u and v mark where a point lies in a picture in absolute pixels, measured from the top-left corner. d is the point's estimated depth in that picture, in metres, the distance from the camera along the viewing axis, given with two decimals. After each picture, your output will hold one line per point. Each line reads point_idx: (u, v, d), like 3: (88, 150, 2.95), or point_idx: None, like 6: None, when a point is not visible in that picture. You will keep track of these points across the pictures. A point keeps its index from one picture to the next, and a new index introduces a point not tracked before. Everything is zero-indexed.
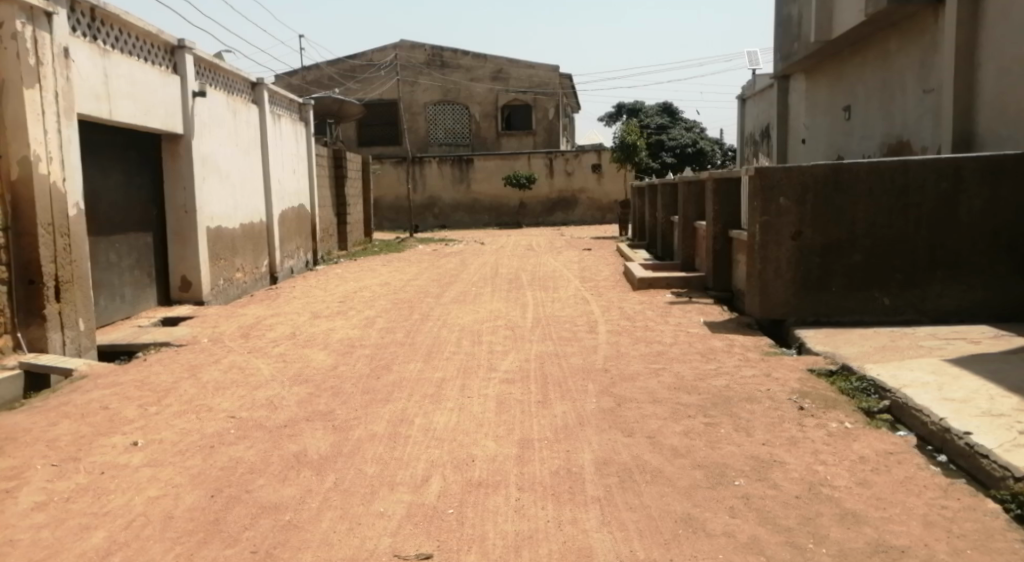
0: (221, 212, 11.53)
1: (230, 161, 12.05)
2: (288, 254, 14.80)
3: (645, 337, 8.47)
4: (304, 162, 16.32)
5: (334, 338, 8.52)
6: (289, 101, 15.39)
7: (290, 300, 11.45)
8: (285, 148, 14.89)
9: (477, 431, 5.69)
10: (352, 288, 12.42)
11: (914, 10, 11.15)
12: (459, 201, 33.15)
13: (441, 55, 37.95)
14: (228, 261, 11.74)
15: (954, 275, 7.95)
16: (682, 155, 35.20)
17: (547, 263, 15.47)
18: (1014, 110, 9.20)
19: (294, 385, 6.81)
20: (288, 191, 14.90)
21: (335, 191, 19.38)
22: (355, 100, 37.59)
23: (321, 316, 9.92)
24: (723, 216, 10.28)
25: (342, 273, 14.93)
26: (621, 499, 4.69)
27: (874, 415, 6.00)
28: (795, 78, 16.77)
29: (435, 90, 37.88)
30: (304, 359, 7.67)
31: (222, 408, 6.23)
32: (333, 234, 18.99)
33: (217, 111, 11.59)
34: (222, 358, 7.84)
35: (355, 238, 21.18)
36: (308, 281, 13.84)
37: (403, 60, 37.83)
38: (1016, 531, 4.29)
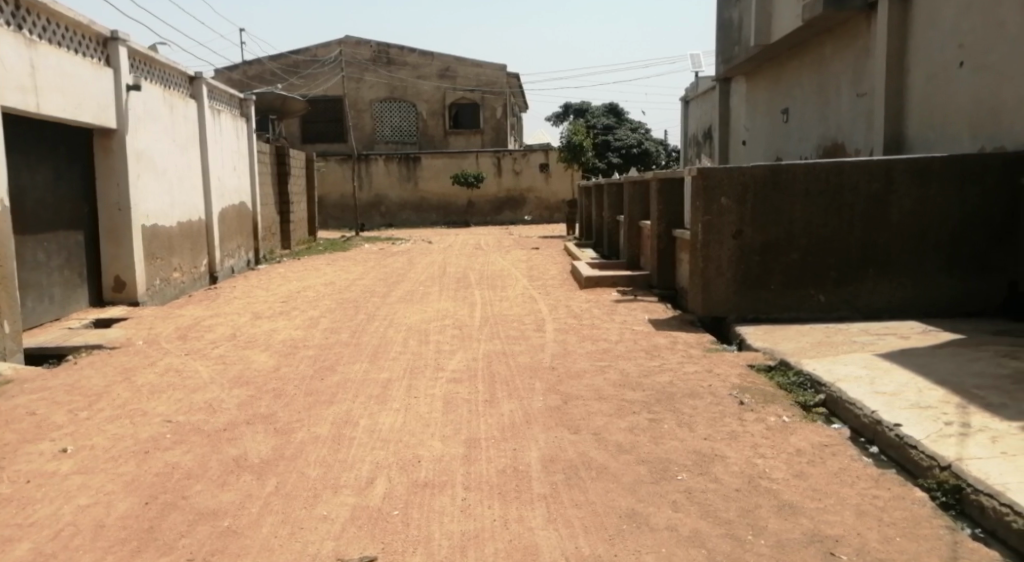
0: (157, 209, 11.33)
1: (167, 157, 11.84)
2: (228, 253, 14.58)
3: (591, 335, 8.57)
4: (245, 159, 16.09)
5: (276, 339, 8.46)
6: (230, 97, 15.16)
7: (230, 300, 11.32)
8: (225, 144, 14.66)
9: (424, 431, 5.72)
10: (295, 287, 12.31)
11: (847, 16, 11.46)
12: (405, 200, 33.01)
13: (387, 52, 37.74)
14: (165, 261, 11.54)
15: (885, 273, 8.23)
16: (628, 156, 35.54)
17: (495, 262, 15.55)
18: (942, 115, 9.55)
19: (234, 387, 6.76)
20: (228, 189, 14.68)
21: (278, 189, 19.16)
22: (299, 96, 37.23)
23: (262, 316, 9.83)
24: (668, 215, 10.47)
25: (285, 273, 14.79)
26: (567, 496, 4.77)
27: (810, 409, 6.19)
28: (736, 80, 17.09)
29: (381, 87, 37.68)
30: (245, 361, 7.61)
31: (157, 412, 6.15)
32: (276, 233, 18.77)
33: (153, 106, 11.37)
34: (158, 360, 7.74)
35: (299, 236, 20.97)
36: (250, 281, 13.68)
37: (348, 56, 37.57)
38: (942, 518, 4.48)
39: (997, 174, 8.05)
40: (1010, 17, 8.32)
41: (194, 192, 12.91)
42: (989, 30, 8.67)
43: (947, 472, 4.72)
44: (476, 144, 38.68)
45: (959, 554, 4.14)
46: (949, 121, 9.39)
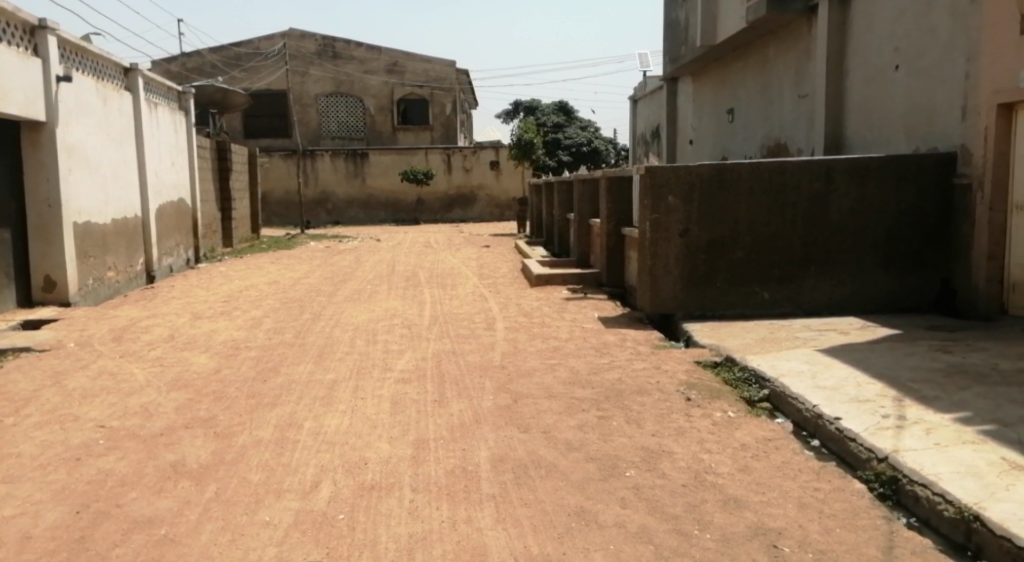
0: (90, 206, 11.06)
1: (100, 152, 11.56)
2: (166, 251, 14.30)
3: (541, 333, 8.59)
4: (184, 154, 15.80)
5: (217, 340, 8.32)
6: (168, 89, 14.84)
7: (168, 300, 11.10)
8: (162, 138, 14.36)
9: (371, 433, 5.68)
10: (237, 287, 12.12)
11: (790, 19, 11.66)
12: (353, 197, 32.73)
13: (332, 46, 37.45)
14: (98, 260, 11.27)
15: (827, 270, 8.41)
16: (578, 154, 35.70)
17: (444, 260, 15.49)
18: (880, 116, 9.78)
19: (173, 390, 6.63)
20: (165, 185, 14.40)
21: (219, 184, 18.82)
22: (241, 90, 36.70)
23: (202, 317, 9.66)
24: (617, 213, 10.55)
25: (226, 272, 14.56)
26: (516, 495, 4.77)
27: (755, 404, 6.29)
28: (683, 80, 17.28)
29: (327, 82, 37.36)
30: (184, 363, 7.47)
31: (90, 417, 6.01)
32: (217, 230, 18.47)
33: (86, 99, 11.08)
34: (91, 363, 7.55)
35: (242, 234, 20.67)
36: (191, 280, 13.43)
37: (292, 49, 37.14)
38: (879, 508, 4.58)
39: (931, 175, 8.29)
40: (941, 23, 8.55)
41: (129, 189, 12.63)
42: (922, 35, 8.89)
43: (885, 463, 4.83)
44: (425, 141, 38.42)
45: (896, 543, 4.24)
46: (887, 123, 9.62)
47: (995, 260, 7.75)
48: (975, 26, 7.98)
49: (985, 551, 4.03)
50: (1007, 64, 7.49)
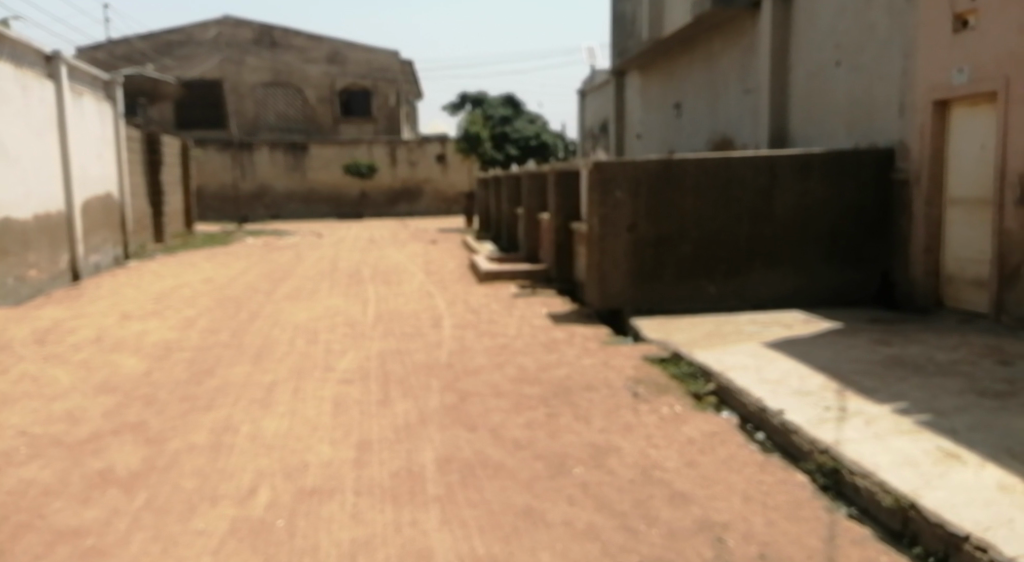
0: (9, 200, 10.69)
1: (20, 143, 11.15)
2: (93, 247, 13.89)
3: (489, 330, 8.52)
4: (111, 146, 15.36)
5: (147, 341, 8.09)
6: (94, 78, 14.37)
7: (96, 299, 10.75)
8: (88, 129, 13.94)
9: (312, 435, 5.56)
10: (169, 285, 11.83)
11: (733, 14, 11.75)
12: (292, 190, 32.12)
13: (270, 34, 36.82)
14: (19, 257, 10.90)
15: (771, 264, 8.47)
16: (526, 149, 35.46)
17: (390, 256, 15.32)
18: (822, 112, 9.91)
19: (100, 394, 6.42)
20: (91, 179, 13.98)
21: (149, 178, 18.33)
22: (174, 78, 35.83)
23: (132, 317, 9.38)
24: (565, 209, 10.52)
25: (158, 270, 14.20)
26: (462, 496, 4.70)
27: (701, 398, 6.30)
28: (630, 74, 17.32)
29: (264, 72, 36.43)
30: (112, 366, 7.24)
31: (11, 425, 5.77)
32: (147, 226, 18.02)
33: (3, 86, 10.63)
34: (11, 367, 7.27)
35: (174, 230, 20.20)
36: (120, 278, 13.06)
37: (228, 37, 36.36)
38: (821, 500, 4.61)
39: (871, 170, 8.42)
40: (879, 20, 8.69)
41: (51, 182, 12.21)
42: (861, 31, 9.02)
43: (826, 455, 4.87)
44: (368, 132, 38.19)
45: (836, 533, 4.25)
46: (829, 119, 9.75)
47: (932, 254, 7.89)
48: (911, 24, 8.12)
49: (921, 537, 4.06)
50: (944, 60, 7.61)
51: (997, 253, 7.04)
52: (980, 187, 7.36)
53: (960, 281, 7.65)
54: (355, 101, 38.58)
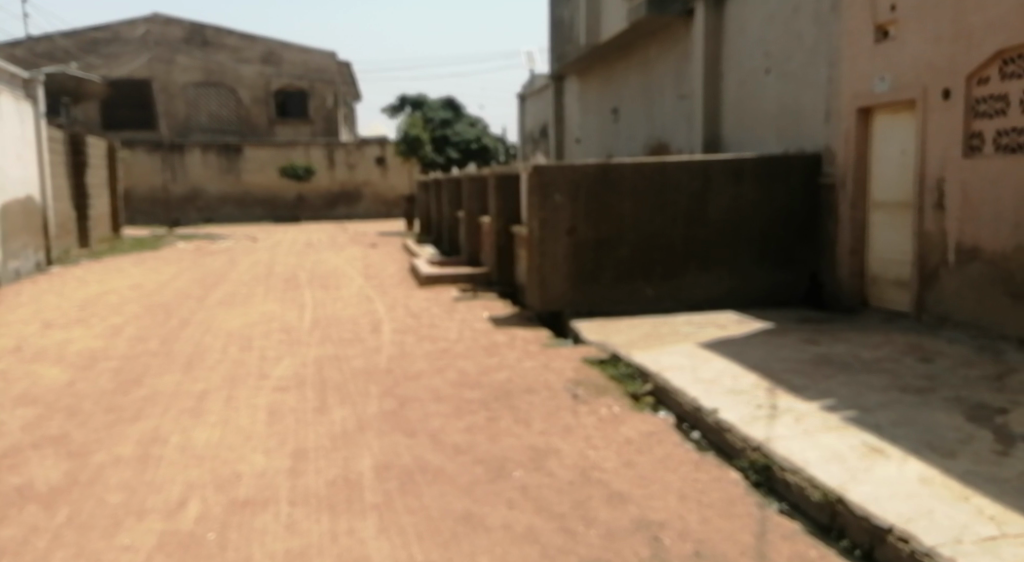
0: None
1: None
2: (12, 253, 13.45)
3: (429, 335, 8.49)
4: (32, 147, 14.89)
5: (71, 351, 7.86)
6: (11, 77, 13.91)
7: (16, 308, 10.40)
8: (7, 131, 13.49)
9: (246, 445, 5.46)
10: (94, 292, 11.51)
11: (668, 21, 11.92)
12: (226, 193, 31.56)
13: (201, 33, 36.02)
14: None
15: (706, 266, 8.61)
16: (467, 151, 35.47)
17: (327, 260, 15.18)
18: (754, 118, 10.13)
19: (19, 407, 6.21)
20: (10, 182, 13.53)
21: (72, 181, 17.80)
22: (101, 78, 34.84)
23: (55, 325, 9.10)
24: (505, 212, 10.53)
25: (83, 275, 13.82)
26: (400, 502, 4.67)
27: (639, 398, 6.37)
28: (569, 78, 17.44)
29: (196, 72, 35.71)
30: (32, 377, 7.01)
31: None
32: (71, 230, 17.50)
33: None
34: None
35: (100, 234, 19.65)
36: (42, 285, 12.66)
37: (156, 36, 35.33)
38: (754, 496, 4.69)
39: (800, 175, 8.62)
40: (806, 29, 8.91)
41: None
42: (789, 40, 9.24)
43: (758, 452, 4.96)
44: (304, 135, 37.82)
45: (767, 528, 4.34)
46: (760, 125, 9.97)
47: (857, 255, 8.11)
48: (837, 33, 8.36)
49: (848, 530, 4.17)
50: (867, 69, 7.84)
51: (918, 254, 7.27)
52: (901, 191, 7.58)
53: (884, 281, 7.87)
54: (291, 101, 37.97)
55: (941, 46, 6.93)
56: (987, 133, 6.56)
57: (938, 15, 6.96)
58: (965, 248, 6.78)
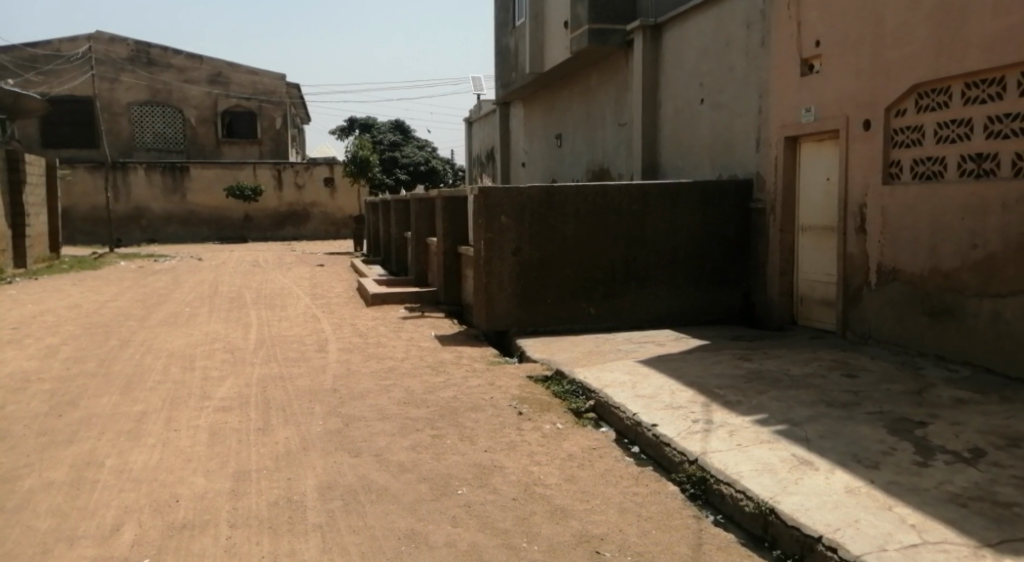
0: None
1: None
2: None
3: (375, 353, 8.52)
4: None
5: (4, 373, 7.73)
6: None
7: None
8: None
9: (185, 467, 5.45)
10: (30, 312, 11.29)
11: (608, 51, 12.22)
12: (170, 212, 31.11)
13: (146, 51, 35.58)
14: None
15: (646, 286, 8.81)
16: (415, 173, 35.62)
17: (273, 279, 15.09)
18: (689, 145, 10.43)
19: None
20: None
21: (8, 199, 17.46)
22: (39, 94, 34.21)
23: None
24: (453, 233, 10.66)
25: (17, 295, 13.51)
26: (344, 523, 4.71)
27: (581, 415, 6.50)
28: (515, 104, 17.71)
29: (140, 90, 35.38)
30: None
31: None
32: (6, 249, 17.11)
33: None
34: None
35: (38, 254, 19.25)
36: None
37: (100, 53, 35.00)
38: (690, 508, 4.83)
39: (732, 199, 8.90)
40: (738, 62, 9.24)
41: None
42: (722, 73, 9.58)
43: (694, 465, 5.12)
44: (252, 155, 37.37)
45: (703, 539, 4.48)
46: (695, 153, 10.27)
47: (787, 276, 8.39)
48: (765, 66, 8.70)
49: (779, 540, 4.33)
50: (795, 100, 8.16)
51: (842, 274, 7.56)
52: (827, 215, 7.89)
53: (811, 301, 8.15)
54: (240, 121, 37.68)
55: (861, 80, 7.29)
56: (905, 162, 6.91)
57: (857, 51, 7.32)
58: (886, 269, 7.07)
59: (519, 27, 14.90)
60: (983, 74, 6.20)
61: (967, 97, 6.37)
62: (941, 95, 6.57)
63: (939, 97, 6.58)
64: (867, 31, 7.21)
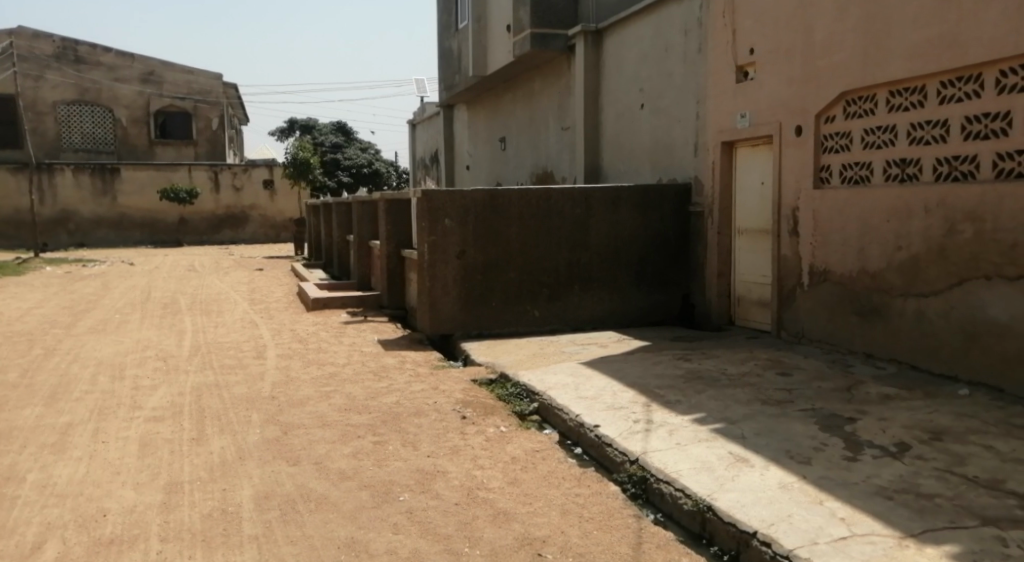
0: None
1: None
2: None
3: (315, 359, 8.38)
4: None
5: None
6: None
7: None
8: None
9: (113, 480, 5.26)
10: None
11: (551, 56, 12.23)
12: (101, 215, 30.20)
13: (73, 48, 34.42)
14: None
15: (589, 288, 8.83)
16: (358, 176, 35.31)
17: (210, 284, 14.76)
18: (629, 149, 10.49)
19: None
20: None
21: None
22: None
23: None
24: (396, 236, 10.54)
25: None
26: (281, 533, 4.59)
27: (526, 417, 6.47)
28: (458, 107, 17.65)
29: (68, 89, 34.26)
30: None
31: None
32: None
33: None
34: None
35: None
36: None
37: (24, 51, 33.83)
38: (632, 508, 4.83)
39: (672, 202, 8.98)
40: (676, 68, 9.33)
41: None
42: (661, 78, 9.65)
43: (636, 465, 5.11)
44: (187, 157, 36.80)
45: (643, 538, 4.48)
46: (635, 157, 10.34)
47: (724, 278, 8.48)
48: (703, 73, 8.80)
49: (716, 537, 4.35)
50: (730, 105, 8.26)
51: (776, 275, 7.66)
52: (762, 218, 8.00)
53: (748, 301, 8.25)
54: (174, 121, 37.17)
55: (793, 87, 7.40)
56: (835, 166, 7.04)
57: (789, 59, 7.43)
58: (818, 270, 7.19)
59: (462, 30, 14.84)
60: (906, 83, 6.34)
61: (891, 104, 6.50)
62: (868, 102, 6.71)
63: (866, 104, 6.72)
64: (798, 39, 7.32)
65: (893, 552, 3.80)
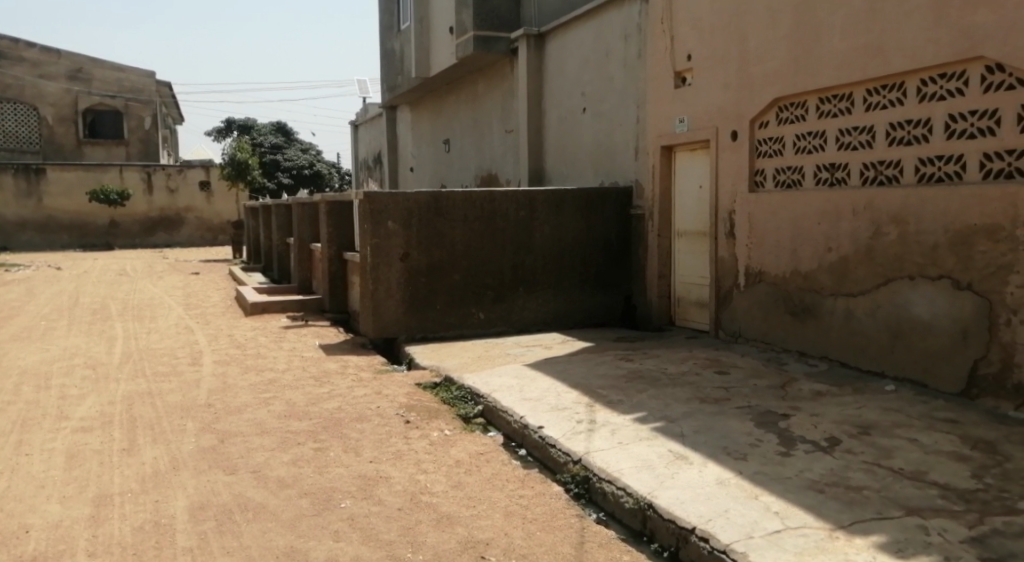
0: None
1: None
2: None
3: (254, 365, 8.20)
4: None
5: None
6: None
7: None
8: None
9: (38, 494, 5.06)
10: None
11: (494, 59, 12.19)
12: (26, 217, 29.27)
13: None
14: None
15: (533, 290, 8.82)
16: (299, 177, 34.85)
17: (143, 289, 14.37)
18: (572, 152, 10.52)
19: None
20: None
21: None
22: None
23: None
24: (338, 239, 10.34)
25: None
26: (217, 544, 4.46)
27: (470, 420, 6.41)
28: (401, 109, 17.53)
29: None
30: None
31: None
32: None
33: None
34: None
35: None
36: None
37: None
38: (575, 508, 4.81)
39: (614, 205, 9.02)
40: (616, 72, 9.38)
41: None
42: (601, 83, 9.69)
43: (578, 465, 5.10)
44: (118, 157, 35.85)
45: (585, 537, 4.47)
46: (577, 160, 10.37)
47: (665, 279, 8.56)
48: (643, 77, 8.86)
49: (656, 534, 4.36)
50: (669, 109, 8.32)
51: (714, 276, 7.75)
52: (699, 220, 8.08)
53: (687, 302, 8.33)
54: (104, 119, 36.20)
55: (728, 93, 7.49)
56: (769, 170, 7.15)
57: (724, 65, 7.52)
58: (753, 271, 7.28)
59: (404, 31, 14.75)
60: (835, 89, 6.46)
61: (821, 110, 6.63)
62: (799, 108, 6.82)
63: (798, 110, 6.83)
64: (732, 45, 7.41)
65: (825, 544, 3.85)
